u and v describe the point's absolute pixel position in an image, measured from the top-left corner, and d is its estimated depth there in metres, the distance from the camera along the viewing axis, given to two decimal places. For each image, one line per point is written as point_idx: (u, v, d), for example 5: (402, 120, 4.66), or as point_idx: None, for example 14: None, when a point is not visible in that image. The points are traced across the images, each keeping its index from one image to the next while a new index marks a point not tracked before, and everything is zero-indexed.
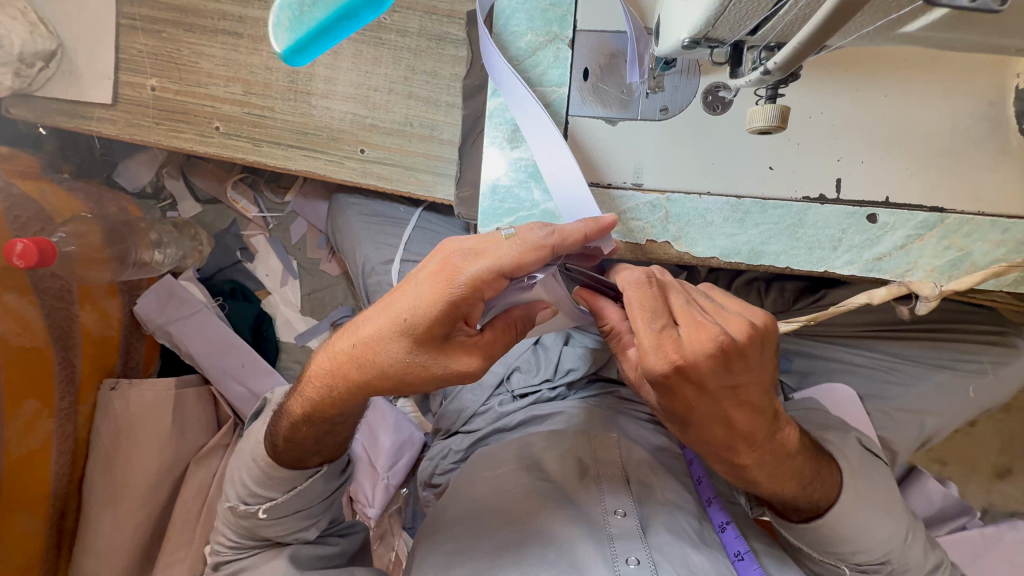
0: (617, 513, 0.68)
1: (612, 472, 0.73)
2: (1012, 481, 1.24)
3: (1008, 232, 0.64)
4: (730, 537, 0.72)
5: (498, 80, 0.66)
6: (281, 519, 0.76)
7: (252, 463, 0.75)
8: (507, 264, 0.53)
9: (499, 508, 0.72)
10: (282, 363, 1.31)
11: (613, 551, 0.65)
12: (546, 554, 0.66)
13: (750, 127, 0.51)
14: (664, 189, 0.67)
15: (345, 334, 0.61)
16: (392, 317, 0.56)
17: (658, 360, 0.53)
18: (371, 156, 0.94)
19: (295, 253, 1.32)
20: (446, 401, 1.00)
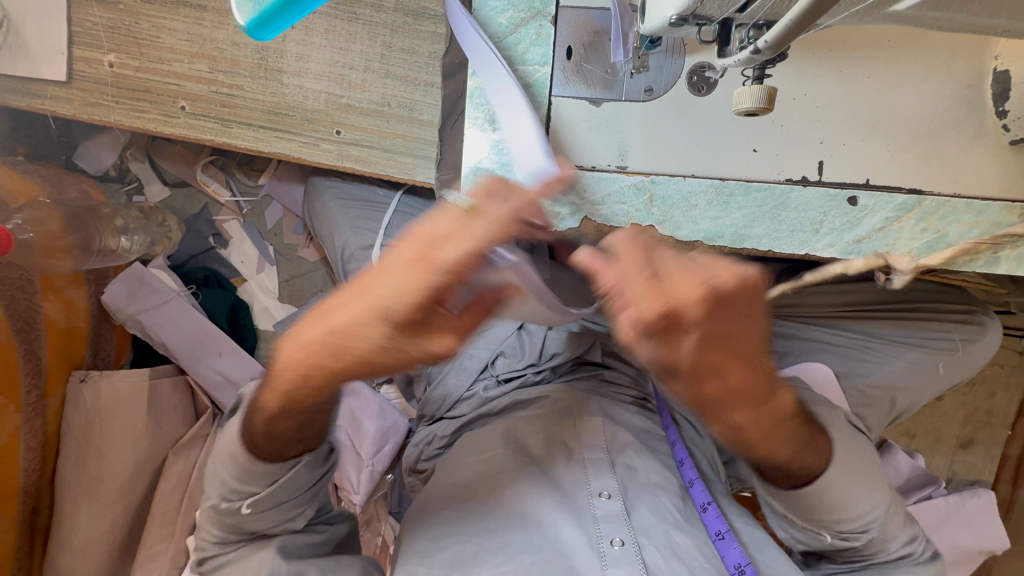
0: (602, 496, 0.69)
1: (597, 456, 0.74)
2: (974, 451, 1.30)
3: (981, 214, 0.65)
4: (711, 516, 0.73)
5: (478, 61, 0.66)
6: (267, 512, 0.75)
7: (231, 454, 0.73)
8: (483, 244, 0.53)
9: (486, 492, 0.72)
10: (261, 352, 1.28)
11: (598, 532, 0.66)
12: (532, 537, 0.66)
13: (738, 108, 0.50)
14: (649, 172, 0.66)
15: (314, 319, 0.56)
16: (378, 304, 0.52)
17: (647, 310, 0.48)
18: (348, 138, 0.91)
19: (271, 239, 1.28)
20: (431, 387, 1.00)
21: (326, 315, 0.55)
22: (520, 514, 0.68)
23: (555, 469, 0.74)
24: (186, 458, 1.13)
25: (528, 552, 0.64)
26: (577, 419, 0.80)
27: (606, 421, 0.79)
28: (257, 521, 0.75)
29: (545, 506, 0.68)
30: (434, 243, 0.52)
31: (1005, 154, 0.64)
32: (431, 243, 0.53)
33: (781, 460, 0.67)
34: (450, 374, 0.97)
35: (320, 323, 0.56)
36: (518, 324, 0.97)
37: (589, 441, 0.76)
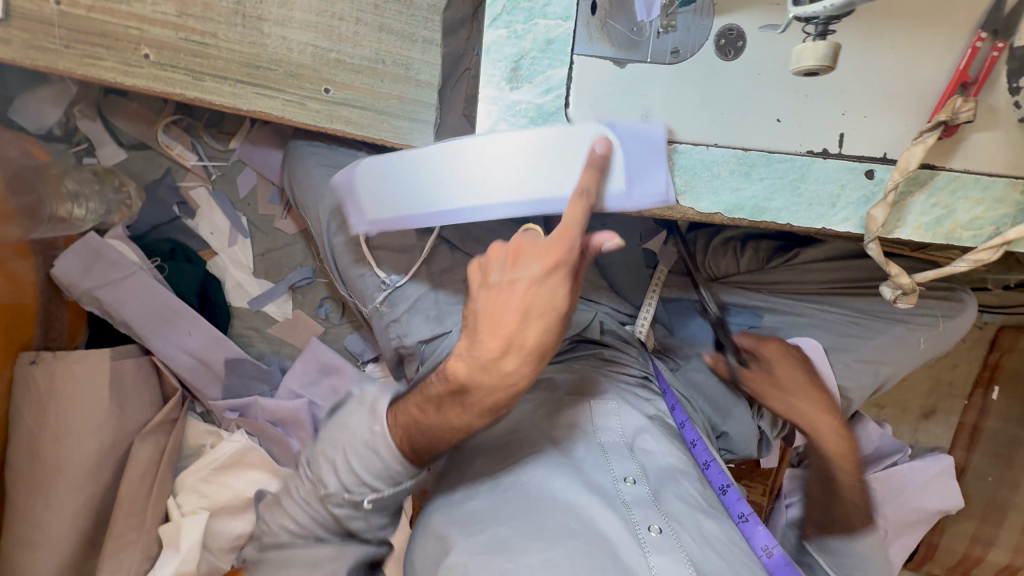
0: (627, 480, 0.68)
1: (615, 440, 0.74)
2: (935, 420, 1.40)
3: (988, 190, 0.66)
4: (733, 499, 0.78)
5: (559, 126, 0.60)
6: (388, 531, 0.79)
7: (367, 451, 0.71)
8: (489, 309, 0.66)
9: (515, 476, 0.69)
10: (235, 330, 1.23)
11: (633, 518, 0.64)
12: (569, 521, 0.63)
13: (800, 65, 0.55)
14: (674, 140, 0.64)
15: (479, 407, 0.67)
16: (572, 224, 0.61)
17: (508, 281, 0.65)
18: (338, 97, 0.83)
19: (243, 209, 1.18)
20: (423, 364, 0.95)
21: (499, 384, 0.66)
22: (551, 496, 0.66)
23: (575, 451, 0.72)
24: (153, 443, 1.14)
25: (567, 537, 0.61)
26: (587, 402, 0.79)
27: (619, 405, 0.79)
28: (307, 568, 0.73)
29: (576, 491, 0.66)
30: (424, 411, 0.68)
31: (1015, 130, 0.65)
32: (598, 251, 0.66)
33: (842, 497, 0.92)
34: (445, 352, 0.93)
35: (532, 328, 0.64)
36: None
37: (602, 423, 0.76)
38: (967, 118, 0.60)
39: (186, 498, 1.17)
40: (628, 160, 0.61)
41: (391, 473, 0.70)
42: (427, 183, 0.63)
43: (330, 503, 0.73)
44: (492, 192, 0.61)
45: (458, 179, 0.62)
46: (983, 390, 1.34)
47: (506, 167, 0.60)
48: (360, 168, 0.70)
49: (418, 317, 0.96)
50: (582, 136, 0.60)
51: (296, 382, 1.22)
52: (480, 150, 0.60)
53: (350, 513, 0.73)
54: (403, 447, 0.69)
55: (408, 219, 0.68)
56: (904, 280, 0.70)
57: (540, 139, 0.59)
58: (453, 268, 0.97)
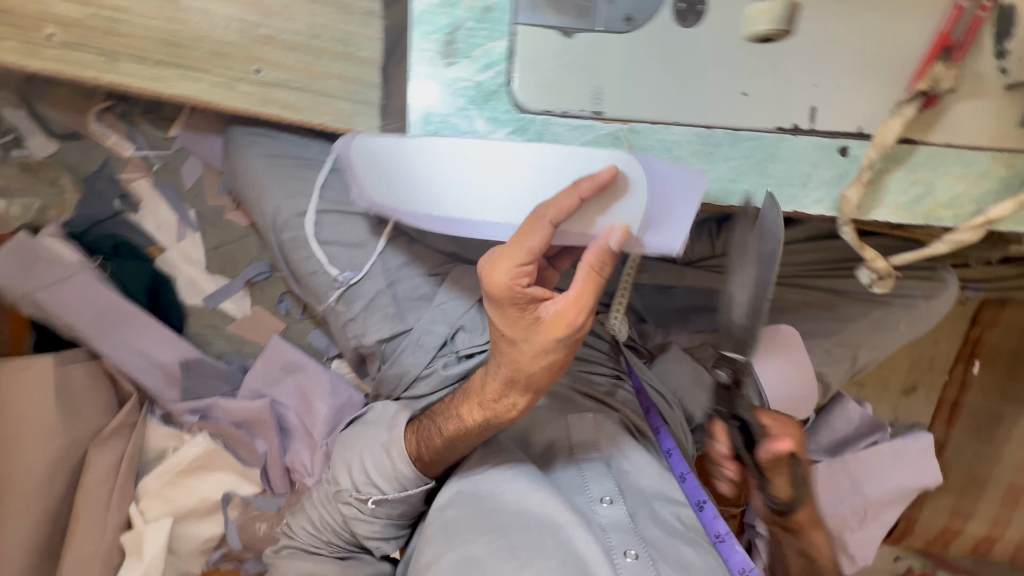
0: (604, 501, 0.65)
1: (593, 456, 0.70)
2: (916, 398, 1.35)
3: (971, 165, 0.61)
4: (710, 517, 0.72)
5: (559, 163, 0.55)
6: (391, 543, 0.84)
7: (382, 454, 0.79)
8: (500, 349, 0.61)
9: (490, 487, 0.66)
10: (192, 329, 1.17)
11: (609, 542, 0.61)
12: (545, 540, 0.59)
13: (754, 28, 0.55)
14: (628, 119, 0.58)
15: (476, 408, 0.67)
16: (531, 245, 0.53)
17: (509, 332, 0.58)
18: (271, 79, 0.76)
19: (190, 201, 1.11)
20: (385, 365, 0.94)
21: (486, 404, 0.65)
22: (526, 513, 0.62)
23: (552, 469, 0.70)
24: (111, 448, 1.09)
25: (541, 558, 0.58)
26: (565, 412, 0.75)
27: (598, 417, 0.74)
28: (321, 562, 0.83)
29: (554, 508, 0.62)
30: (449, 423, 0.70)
31: (1001, 100, 0.60)
32: (605, 256, 0.54)
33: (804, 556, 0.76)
34: (406, 351, 0.91)
35: (509, 369, 0.61)
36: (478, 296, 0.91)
37: (582, 440, 0.72)
38: (948, 86, 0.56)
39: (149, 504, 1.13)
40: (640, 217, 0.56)
41: (401, 482, 0.77)
42: (413, 179, 0.59)
43: (343, 502, 0.81)
44: (481, 204, 0.56)
45: (444, 180, 0.57)
46: (964, 365, 1.32)
47: (513, 180, 0.55)
48: (352, 149, 0.65)
49: (376, 316, 0.92)
50: (595, 164, 0.55)
51: (259, 381, 1.17)
52: (482, 160, 0.55)
53: (358, 516, 0.80)
54: (417, 454, 0.76)
55: (394, 209, 0.64)
56: (879, 265, 0.66)
57: (554, 157, 0.54)
58: (413, 261, 0.92)
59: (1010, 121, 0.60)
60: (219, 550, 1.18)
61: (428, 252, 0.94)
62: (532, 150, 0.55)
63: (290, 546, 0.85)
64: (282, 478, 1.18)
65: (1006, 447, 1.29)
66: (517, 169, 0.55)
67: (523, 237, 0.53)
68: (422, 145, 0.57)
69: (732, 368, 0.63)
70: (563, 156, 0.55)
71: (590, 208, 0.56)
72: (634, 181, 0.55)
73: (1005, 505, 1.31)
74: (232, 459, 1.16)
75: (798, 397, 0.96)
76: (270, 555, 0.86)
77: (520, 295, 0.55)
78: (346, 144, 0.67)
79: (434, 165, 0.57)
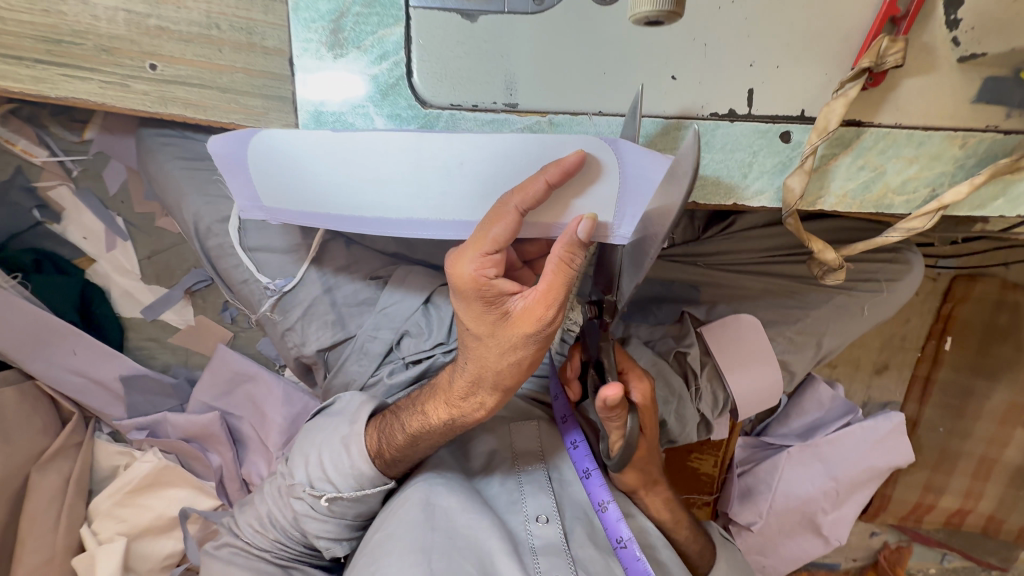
0: (540, 520, 0.61)
1: (535, 469, 0.66)
2: (888, 375, 1.32)
3: (923, 146, 0.57)
4: (613, 519, 0.61)
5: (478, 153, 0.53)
6: (346, 545, 0.68)
7: (338, 448, 0.64)
8: (466, 345, 0.56)
9: (420, 501, 0.60)
10: (133, 343, 1.15)
11: (537, 566, 0.58)
12: (469, 567, 0.56)
13: (636, 13, 0.46)
14: (546, 111, 0.57)
15: (443, 407, 0.61)
16: (497, 235, 0.49)
17: (475, 324, 0.54)
18: (167, 75, 0.68)
19: (116, 207, 1.05)
20: (329, 373, 0.87)
21: (454, 403, 0.60)
22: (455, 535, 0.57)
23: (489, 485, 0.66)
24: (56, 471, 1.03)
25: None
26: (510, 420, 0.71)
27: (542, 425, 0.70)
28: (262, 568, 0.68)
29: (484, 531, 0.58)
30: (410, 424, 0.63)
31: (953, 76, 0.55)
32: (574, 247, 0.49)
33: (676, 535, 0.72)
34: (350, 360, 0.84)
35: (477, 367, 0.56)
36: (424, 298, 0.83)
37: (524, 452, 0.67)
38: (896, 63, 0.51)
39: (103, 524, 1.05)
40: (612, 210, 0.54)
41: (360, 480, 0.63)
42: (363, 183, 0.56)
43: (293, 498, 0.66)
44: (451, 212, 0.56)
45: (400, 184, 0.55)
46: (935, 341, 1.26)
47: (475, 176, 0.54)
48: (254, 145, 0.56)
49: (314, 323, 0.84)
50: (562, 150, 0.51)
51: (207, 393, 1.13)
52: (438, 155, 0.53)
53: (311, 515, 0.65)
54: (377, 451, 0.64)
55: (336, 212, 0.61)
56: (829, 257, 0.62)
57: (515, 147, 0.51)
58: (351, 266, 0.85)
59: (962, 97, 0.56)
60: (179, 566, 1.08)
61: (370, 253, 0.87)
62: (490, 141, 0.51)
63: (231, 545, 0.70)
64: (240, 491, 1.12)
65: (977, 422, 1.26)
66: (479, 165, 0.53)
67: (488, 225, 0.50)
68: (364, 148, 0.53)
69: (597, 306, 0.63)
70: (527, 145, 0.51)
71: (560, 197, 0.53)
72: (607, 169, 0.51)
73: (976, 479, 1.30)
74: (186, 474, 1.10)
75: (762, 388, 0.93)
76: (206, 552, 0.71)
77: (486, 287, 0.51)
78: (235, 144, 0.57)
79: (382, 166, 0.54)
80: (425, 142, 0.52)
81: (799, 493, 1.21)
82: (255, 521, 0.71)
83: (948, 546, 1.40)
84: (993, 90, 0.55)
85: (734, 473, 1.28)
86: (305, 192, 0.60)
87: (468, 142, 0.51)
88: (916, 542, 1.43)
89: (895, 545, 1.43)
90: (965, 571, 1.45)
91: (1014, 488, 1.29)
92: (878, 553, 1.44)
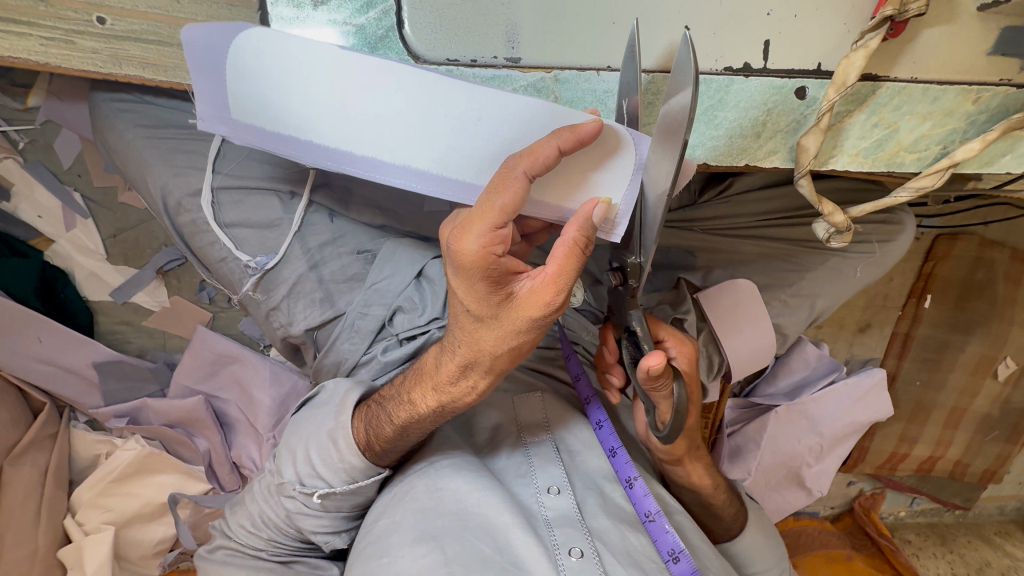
0: (551, 492, 0.60)
1: (541, 440, 0.65)
2: (870, 334, 1.34)
3: (937, 102, 0.55)
4: (639, 495, 0.62)
5: (483, 104, 0.50)
6: (345, 537, 0.67)
7: (325, 442, 0.62)
8: (460, 326, 0.53)
9: (427, 486, 0.59)
10: (103, 327, 1.09)
11: (553, 539, 0.56)
12: (483, 546, 0.54)
13: None
14: (551, 67, 0.53)
15: (430, 394, 0.58)
16: (503, 205, 0.45)
17: (476, 304, 0.50)
18: (119, 29, 0.61)
19: (71, 181, 0.97)
20: (320, 352, 0.83)
21: (442, 388, 0.57)
22: (464, 515, 0.56)
23: (496, 460, 0.65)
24: (30, 464, 0.98)
25: (478, 566, 0.52)
26: (514, 394, 0.70)
27: (546, 398, 0.69)
28: (259, 567, 0.66)
29: (494, 507, 0.57)
30: (395, 412, 0.60)
31: (967, 27, 0.53)
32: (587, 230, 0.49)
33: (708, 499, 0.74)
34: (342, 339, 0.80)
35: (470, 350, 0.53)
36: (416, 271, 0.79)
37: (530, 423, 0.67)
38: (918, 12, 0.48)
39: (87, 514, 1.02)
40: (624, 190, 0.54)
41: (351, 473, 0.61)
42: (362, 116, 0.51)
43: (284, 496, 0.64)
44: (455, 167, 0.53)
45: (400, 132, 0.52)
46: (915, 299, 1.29)
47: (491, 133, 0.51)
48: (242, 57, 0.50)
49: (301, 302, 0.79)
50: (577, 119, 0.50)
51: (188, 377, 1.09)
52: (446, 109, 0.51)
53: (304, 511, 0.63)
54: (365, 444, 0.61)
55: (315, 141, 0.53)
56: (838, 219, 0.60)
57: (541, 112, 0.50)
58: (337, 240, 0.80)
59: (978, 49, 0.54)
60: (172, 551, 1.08)
61: (357, 226, 0.82)
62: (518, 103, 0.50)
63: (226, 547, 0.69)
64: (231, 474, 1.10)
65: (951, 374, 1.31)
66: (498, 126, 0.51)
67: (495, 195, 0.46)
68: (365, 98, 0.51)
69: (621, 272, 0.58)
70: (550, 114, 0.50)
71: (571, 169, 0.52)
72: (623, 142, 0.51)
73: (947, 428, 1.36)
74: (172, 460, 1.06)
75: (755, 350, 0.94)
76: (202, 557, 0.70)
77: (492, 266, 0.47)
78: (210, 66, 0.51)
79: (392, 103, 0.50)
80: (453, 92, 0.50)
81: (783, 449, 1.27)
82: (246, 523, 0.68)
83: (919, 490, 1.48)
84: (1009, 40, 0.53)
85: (724, 433, 1.31)
86: (284, 111, 0.52)
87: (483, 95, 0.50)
88: (888, 489, 1.50)
89: (870, 492, 1.50)
90: (932, 512, 1.54)
91: (979, 434, 1.37)
92: (854, 501, 1.51)
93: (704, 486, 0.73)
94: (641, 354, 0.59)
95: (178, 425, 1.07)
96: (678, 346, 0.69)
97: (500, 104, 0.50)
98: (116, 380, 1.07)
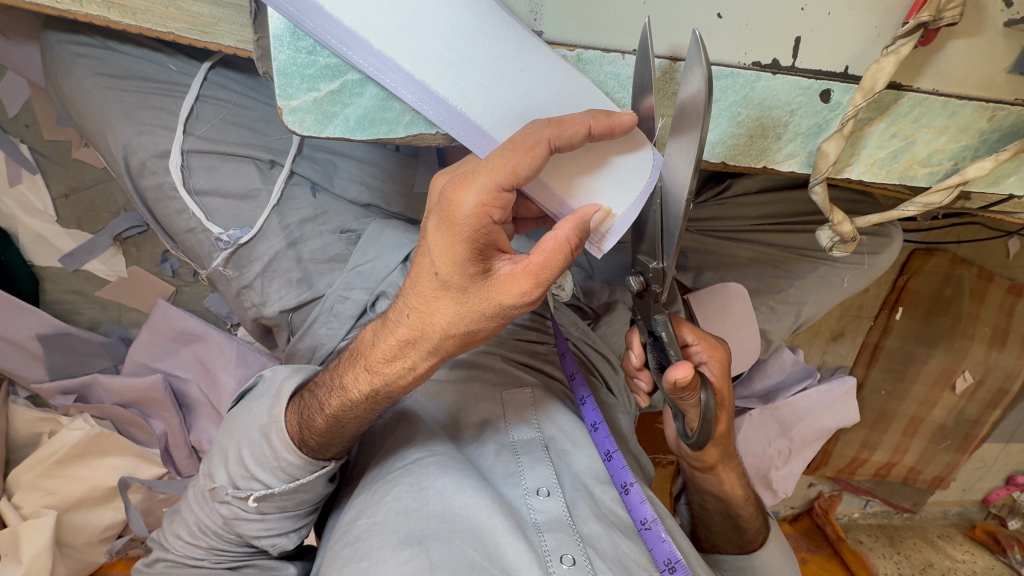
0: (539, 493, 0.57)
1: (528, 437, 0.62)
2: (843, 342, 1.37)
3: (955, 116, 0.54)
4: (636, 501, 0.60)
5: (515, 54, 0.48)
6: (294, 537, 0.62)
7: (258, 440, 0.57)
8: (416, 291, 0.48)
9: (410, 486, 0.55)
10: (51, 296, 1.01)
11: (543, 544, 0.54)
12: (469, 550, 0.51)
13: None
14: (574, 44, 0.50)
15: (363, 375, 0.53)
16: (519, 167, 0.42)
17: (446, 266, 0.45)
18: None
19: (17, 132, 0.88)
20: (295, 335, 0.76)
21: (379, 368, 0.52)
22: (450, 517, 0.53)
23: (482, 454, 0.62)
24: None
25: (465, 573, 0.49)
26: (502, 388, 0.66)
27: (535, 393, 0.66)
28: None
29: (482, 509, 0.54)
30: (327, 397, 0.55)
31: (993, 41, 0.52)
32: (586, 229, 0.46)
33: (723, 506, 0.74)
34: (319, 322, 0.73)
35: (421, 324, 0.48)
36: (403, 255, 0.73)
37: (516, 416, 0.64)
38: (951, 21, 0.45)
39: (27, 497, 0.94)
40: (628, 203, 0.51)
41: (288, 471, 0.57)
42: (395, 11, 0.47)
43: (217, 501, 0.59)
44: (473, 106, 0.50)
45: (423, 49, 0.48)
46: (887, 311, 1.32)
47: (518, 87, 0.49)
48: None
49: (276, 280, 0.73)
50: (607, 105, 0.49)
51: (146, 354, 1.01)
52: (477, 47, 0.48)
53: (242, 517, 0.58)
54: (299, 436, 0.56)
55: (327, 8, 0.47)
56: (845, 229, 0.58)
57: (585, 88, 0.48)
58: (319, 216, 0.75)
59: (1000, 65, 0.52)
60: (120, 538, 1.01)
61: (341, 203, 0.77)
62: (560, 70, 0.48)
63: (165, 559, 0.63)
64: (189, 457, 1.03)
65: (914, 384, 1.35)
66: (536, 86, 0.49)
67: (511, 152, 0.42)
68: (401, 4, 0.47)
69: (642, 277, 0.55)
70: (595, 93, 0.48)
71: (587, 153, 0.50)
72: (641, 143, 0.49)
73: (906, 436, 1.41)
74: (124, 442, 0.99)
75: (739, 356, 0.96)
76: (140, 569, 0.64)
77: (483, 229, 0.43)
78: None
79: (435, 11, 0.47)
80: (503, 28, 0.48)
81: (752, 451, 1.29)
82: (181, 531, 0.63)
83: (874, 494, 1.53)
84: None
85: None
86: None
87: (520, 43, 0.48)
88: (846, 491, 1.55)
89: (829, 493, 1.55)
90: (882, 514, 1.62)
91: (934, 442, 1.42)
92: (814, 502, 1.56)
93: (736, 494, 0.73)
94: (667, 361, 0.57)
95: (129, 406, 1.00)
96: (709, 351, 0.66)
97: (548, 62, 0.48)
98: (62, 353, 0.99)
